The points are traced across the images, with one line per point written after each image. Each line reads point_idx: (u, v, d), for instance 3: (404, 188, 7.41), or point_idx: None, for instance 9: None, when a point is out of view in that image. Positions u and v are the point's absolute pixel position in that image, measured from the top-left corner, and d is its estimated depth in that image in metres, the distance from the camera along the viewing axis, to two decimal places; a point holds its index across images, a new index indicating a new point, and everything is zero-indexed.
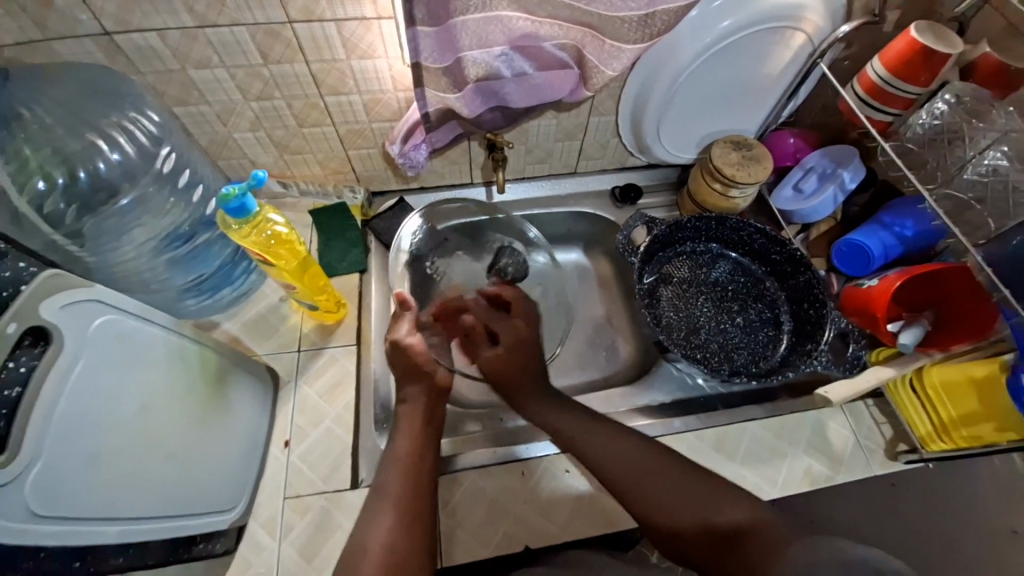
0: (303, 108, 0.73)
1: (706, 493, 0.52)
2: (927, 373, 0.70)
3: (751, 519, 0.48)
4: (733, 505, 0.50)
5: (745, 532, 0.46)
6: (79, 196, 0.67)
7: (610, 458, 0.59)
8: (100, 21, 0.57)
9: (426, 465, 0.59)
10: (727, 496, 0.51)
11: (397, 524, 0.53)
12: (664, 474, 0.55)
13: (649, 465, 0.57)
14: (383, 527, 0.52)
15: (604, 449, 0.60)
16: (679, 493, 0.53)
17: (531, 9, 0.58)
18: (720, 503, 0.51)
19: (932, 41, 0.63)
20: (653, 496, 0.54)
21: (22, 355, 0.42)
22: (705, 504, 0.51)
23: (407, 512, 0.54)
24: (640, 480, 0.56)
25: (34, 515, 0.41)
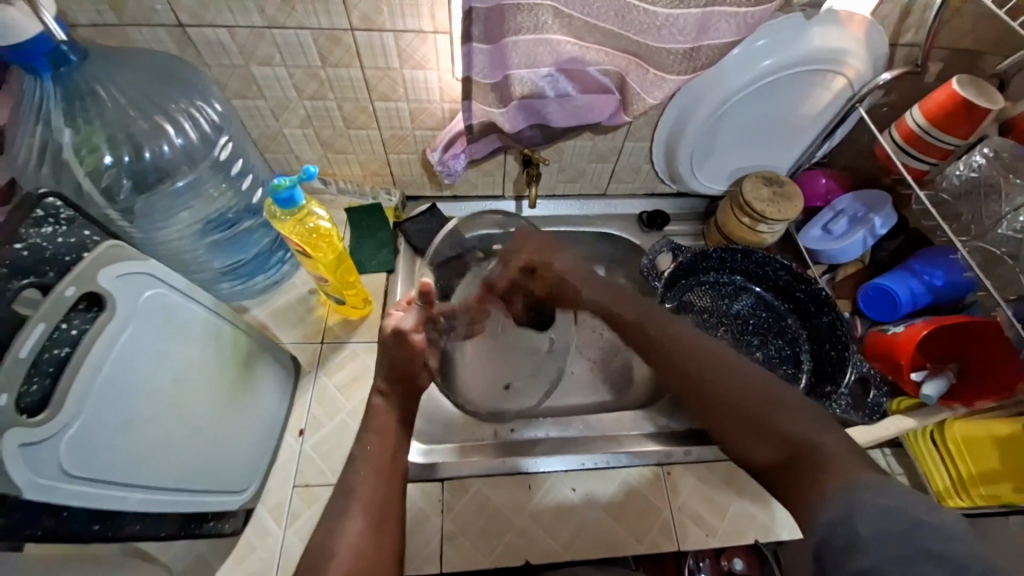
0: (352, 111, 0.76)
1: (774, 396, 0.48)
2: (950, 428, 0.70)
3: (817, 438, 0.43)
4: (793, 419, 0.46)
5: (810, 452, 0.43)
6: (141, 173, 0.69)
7: (669, 339, 0.58)
8: (175, 13, 0.61)
9: (399, 468, 0.58)
10: (789, 412, 0.46)
11: (366, 530, 0.51)
12: (731, 371, 0.51)
13: (718, 354, 0.54)
14: (353, 530, 0.51)
15: (653, 332, 0.60)
16: (740, 392, 0.50)
17: (579, 35, 0.61)
18: (783, 414, 0.46)
19: (974, 95, 0.64)
20: (713, 379, 0.52)
21: (75, 318, 0.44)
22: (767, 422, 0.47)
23: (377, 515, 0.53)
24: (703, 374, 0.53)
25: (65, 473, 0.42)
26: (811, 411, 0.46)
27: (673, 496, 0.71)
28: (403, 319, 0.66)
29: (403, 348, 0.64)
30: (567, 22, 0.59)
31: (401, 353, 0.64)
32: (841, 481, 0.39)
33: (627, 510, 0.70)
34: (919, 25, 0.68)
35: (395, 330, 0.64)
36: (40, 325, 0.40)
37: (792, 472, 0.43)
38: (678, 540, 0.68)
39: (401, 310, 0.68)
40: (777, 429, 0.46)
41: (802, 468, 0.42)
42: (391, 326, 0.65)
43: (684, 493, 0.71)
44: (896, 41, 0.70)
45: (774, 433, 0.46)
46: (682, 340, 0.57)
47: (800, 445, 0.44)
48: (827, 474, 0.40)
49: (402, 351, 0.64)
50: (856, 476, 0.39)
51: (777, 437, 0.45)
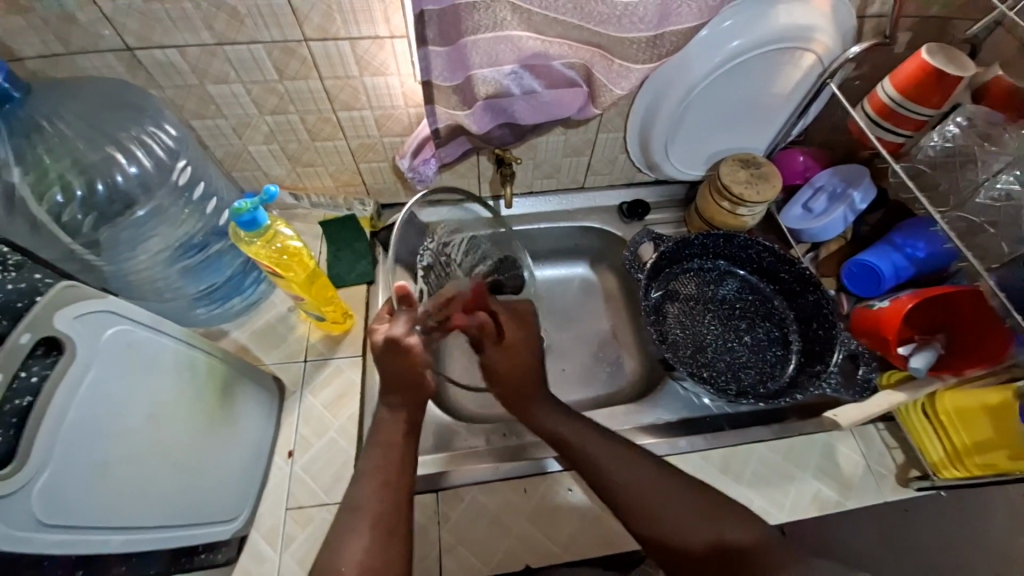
0: (316, 122, 0.74)
1: (704, 504, 0.53)
2: (940, 400, 0.69)
3: (749, 536, 0.49)
4: (727, 519, 0.51)
5: (741, 551, 0.48)
6: (97, 206, 0.68)
7: (613, 459, 0.58)
8: (122, 37, 0.59)
9: (404, 475, 0.57)
10: (717, 510, 0.52)
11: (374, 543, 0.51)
12: (657, 479, 0.56)
13: (649, 465, 0.57)
14: (358, 547, 0.50)
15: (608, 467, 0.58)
16: (684, 503, 0.53)
17: (541, 30, 0.59)
18: (715, 517, 0.51)
19: (944, 63, 0.62)
20: (656, 491, 0.55)
21: (33, 365, 0.42)
22: (711, 524, 0.51)
23: (383, 529, 0.52)
24: (643, 499, 0.55)
25: (40, 523, 0.41)
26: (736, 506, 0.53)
27: None
28: (392, 327, 0.61)
29: (400, 357, 0.60)
30: (526, 16, 0.57)
31: (396, 364, 0.60)
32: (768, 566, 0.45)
33: None
34: None
35: (385, 345, 0.60)
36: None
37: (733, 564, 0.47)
38: None
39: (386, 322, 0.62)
40: (704, 528, 0.51)
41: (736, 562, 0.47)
42: (382, 338, 0.61)
43: None
44: (863, 12, 0.69)
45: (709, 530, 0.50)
46: (638, 496, 0.55)
47: (738, 541, 0.49)
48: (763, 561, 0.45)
49: (398, 361, 0.60)
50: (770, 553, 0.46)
51: (708, 533, 0.50)
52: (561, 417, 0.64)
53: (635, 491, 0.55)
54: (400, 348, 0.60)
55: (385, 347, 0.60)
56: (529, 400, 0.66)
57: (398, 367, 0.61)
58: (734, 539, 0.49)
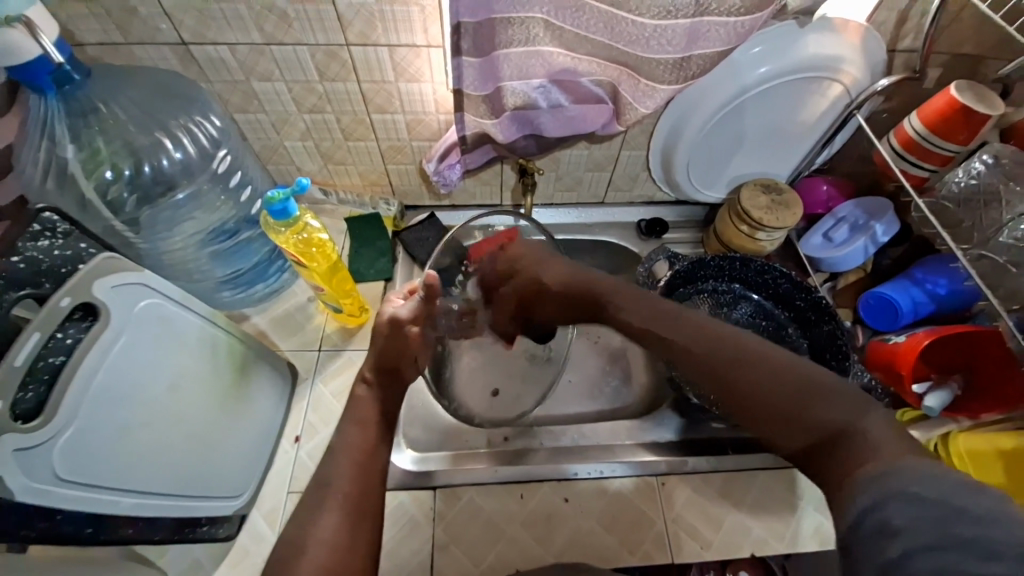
0: (350, 122, 0.77)
1: (801, 379, 0.42)
2: (953, 440, 0.66)
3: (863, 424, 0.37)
4: (827, 400, 0.40)
5: (850, 437, 0.37)
6: (142, 186, 0.72)
7: (688, 329, 0.50)
8: (178, 32, 0.63)
9: (377, 463, 0.53)
10: (818, 388, 0.41)
11: (342, 522, 0.47)
12: (750, 352, 0.46)
13: (725, 330, 0.48)
14: (327, 523, 0.46)
15: (688, 340, 0.49)
16: (771, 374, 0.43)
17: (571, 47, 0.61)
18: (790, 412, 0.41)
19: (972, 101, 0.63)
20: (733, 356, 0.46)
21: (70, 327, 0.45)
22: (804, 400, 0.41)
23: (354, 510, 0.48)
24: (729, 372, 0.45)
25: (58, 478, 0.44)
26: (865, 399, 0.40)
27: (667, 507, 0.70)
28: (400, 309, 0.63)
29: (397, 339, 0.61)
30: (558, 34, 0.60)
31: (396, 344, 0.61)
32: (881, 460, 0.34)
33: (621, 521, 0.69)
34: (917, 30, 0.67)
35: (389, 320, 0.62)
36: (35, 335, 0.42)
37: (829, 455, 0.37)
38: (671, 553, 0.67)
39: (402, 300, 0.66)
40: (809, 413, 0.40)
41: (840, 452, 0.37)
42: (387, 315, 0.63)
43: (679, 504, 0.70)
44: (894, 46, 0.70)
45: (802, 419, 0.40)
46: (727, 369, 0.46)
47: (833, 429, 0.38)
48: (866, 457, 0.35)
49: (394, 341, 0.61)
50: (889, 459, 0.34)
51: (813, 414, 0.40)
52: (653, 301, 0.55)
53: (711, 347, 0.48)
54: (401, 332, 0.62)
55: (387, 325, 0.62)
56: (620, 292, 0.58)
57: (395, 348, 0.61)
58: (838, 423, 0.38)
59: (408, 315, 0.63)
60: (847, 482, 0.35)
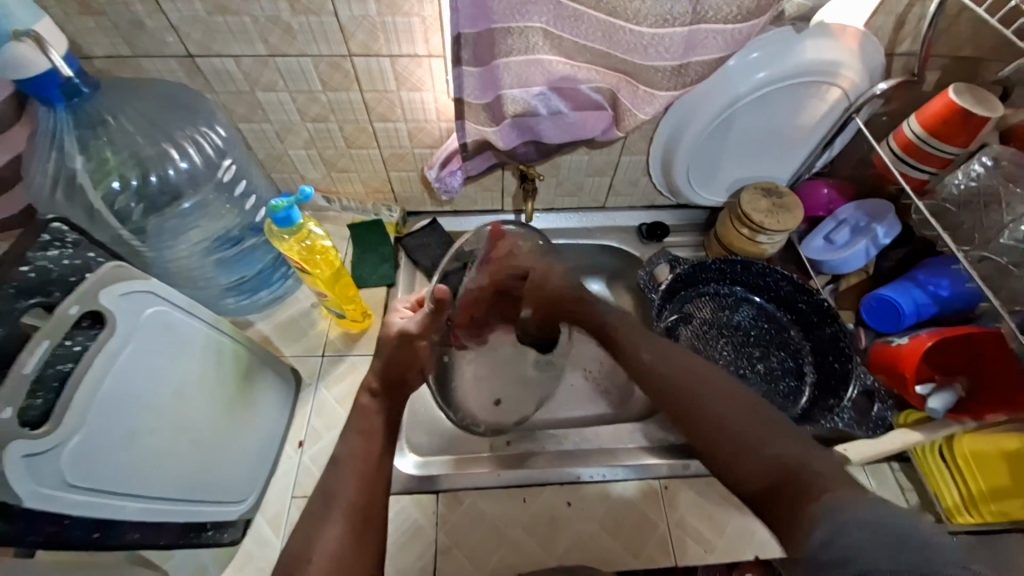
0: (353, 131, 0.78)
1: (761, 422, 0.49)
2: (958, 442, 0.68)
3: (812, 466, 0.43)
4: (783, 441, 0.47)
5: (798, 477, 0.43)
6: (149, 196, 0.73)
7: (677, 366, 0.58)
8: (185, 45, 0.64)
9: (383, 475, 0.57)
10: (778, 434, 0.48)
11: (346, 534, 0.50)
12: (727, 395, 0.53)
13: (713, 378, 0.55)
14: (332, 536, 0.50)
15: (677, 377, 0.57)
16: (738, 413, 0.51)
17: (570, 55, 0.62)
18: (754, 452, 0.47)
19: (970, 103, 0.63)
20: (712, 408, 0.52)
21: (78, 335, 0.46)
22: (761, 441, 0.47)
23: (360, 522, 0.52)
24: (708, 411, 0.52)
25: (66, 483, 0.44)
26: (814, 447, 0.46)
27: (670, 511, 0.70)
28: (408, 322, 0.68)
29: (404, 349, 0.66)
30: (557, 42, 0.60)
31: (406, 354, 0.66)
32: (829, 495, 0.40)
33: (623, 525, 0.69)
34: (915, 35, 0.68)
35: (398, 332, 0.67)
36: (45, 342, 0.42)
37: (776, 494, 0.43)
38: (674, 556, 0.67)
39: (410, 312, 0.71)
40: (763, 453, 0.46)
41: (786, 490, 0.42)
42: (396, 327, 0.68)
43: (682, 508, 0.70)
44: (892, 50, 0.70)
45: (760, 458, 0.46)
46: (701, 401, 0.53)
47: (789, 467, 0.44)
48: (816, 491, 0.41)
49: (403, 352, 0.66)
50: (844, 492, 0.40)
51: (766, 451, 0.46)
52: (651, 351, 0.61)
53: (693, 388, 0.55)
54: (409, 344, 0.66)
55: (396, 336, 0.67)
56: (627, 338, 0.64)
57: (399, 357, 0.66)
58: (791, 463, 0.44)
59: (415, 327, 0.67)
60: (799, 515, 0.40)
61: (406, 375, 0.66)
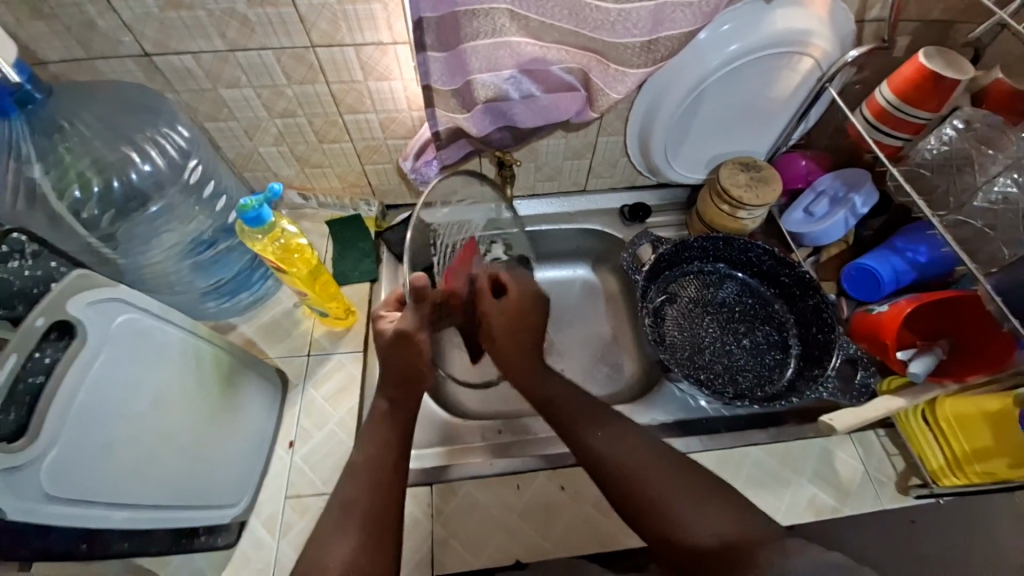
0: (323, 125, 0.77)
1: (714, 492, 0.52)
2: (941, 406, 0.69)
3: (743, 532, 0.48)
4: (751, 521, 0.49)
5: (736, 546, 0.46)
6: (114, 203, 0.72)
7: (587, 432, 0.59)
8: (140, 43, 0.62)
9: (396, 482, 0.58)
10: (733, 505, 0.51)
11: (362, 543, 0.52)
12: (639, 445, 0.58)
13: (620, 453, 0.57)
14: (344, 547, 0.52)
15: (592, 431, 0.59)
16: (692, 502, 0.51)
17: (538, 36, 0.61)
18: (710, 507, 0.51)
19: (941, 66, 0.63)
20: (673, 500, 0.52)
21: (47, 347, 0.45)
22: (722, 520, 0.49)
23: (370, 528, 0.54)
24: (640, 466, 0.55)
25: (47, 496, 0.44)
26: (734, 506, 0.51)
27: None
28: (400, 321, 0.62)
29: (407, 352, 0.61)
30: (524, 23, 0.59)
31: (408, 355, 0.62)
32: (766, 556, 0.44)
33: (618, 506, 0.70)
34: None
35: (395, 334, 0.60)
36: (13, 355, 0.42)
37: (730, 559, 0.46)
38: None
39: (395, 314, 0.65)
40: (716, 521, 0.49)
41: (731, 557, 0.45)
42: (387, 328, 0.62)
43: None
44: (863, 17, 0.69)
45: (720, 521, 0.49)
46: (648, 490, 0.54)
47: (734, 536, 0.48)
48: (759, 552, 0.44)
49: (405, 354, 0.62)
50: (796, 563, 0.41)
51: (709, 532, 0.49)
52: (612, 439, 0.59)
53: (612, 442, 0.58)
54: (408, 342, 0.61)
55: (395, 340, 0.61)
56: (572, 419, 0.62)
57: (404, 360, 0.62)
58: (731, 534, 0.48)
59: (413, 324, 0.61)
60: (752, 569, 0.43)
61: (418, 374, 0.63)
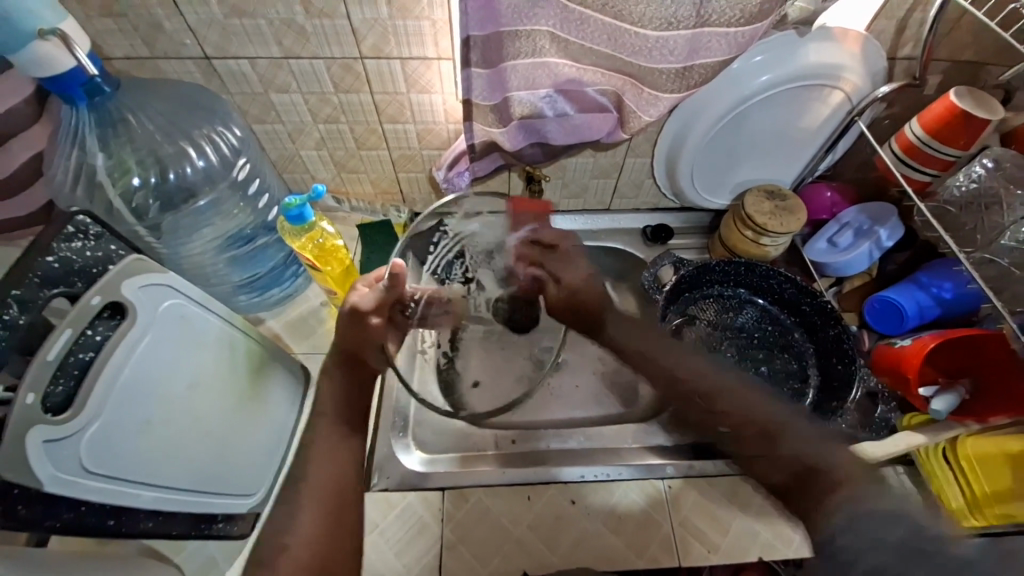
0: (363, 132, 0.80)
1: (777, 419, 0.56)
2: (962, 444, 0.67)
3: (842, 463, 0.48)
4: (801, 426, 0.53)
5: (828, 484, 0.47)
6: (167, 194, 0.75)
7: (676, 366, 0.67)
8: (202, 47, 0.66)
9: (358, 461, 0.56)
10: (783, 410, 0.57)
11: (322, 519, 0.50)
12: (722, 373, 0.64)
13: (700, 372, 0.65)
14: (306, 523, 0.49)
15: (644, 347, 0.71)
16: (756, 410, 0.58)
17: (576, 58, 0.63)
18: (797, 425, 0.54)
19: (971, 107, 0.64)
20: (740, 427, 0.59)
21: (99, 325, 0.47)
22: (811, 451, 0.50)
23: (333, 505, 0.51)
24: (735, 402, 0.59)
25: (84, 469, 0.46)
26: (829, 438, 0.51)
27: (674, 511, 0.70)
28: (363, 298, 0.64)
29: (359, 328, 0.64)
30: (564, 45, 0.62)
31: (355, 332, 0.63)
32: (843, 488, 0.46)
33: (630, 526, 0.69)
34: (915, 39, 0.69)
35: (351, 311, 0.63)
36: (66, 331, 0.44)
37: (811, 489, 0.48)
38: (679, 555, 0.68)
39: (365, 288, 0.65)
40: (787, 459, 0.51)
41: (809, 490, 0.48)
42: (349, 305, 0.64)
43: (685, 508, 0.71)
44: (894, 54, 0.71)
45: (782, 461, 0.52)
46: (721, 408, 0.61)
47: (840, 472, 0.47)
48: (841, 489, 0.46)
49: (353, 331, 0.63)
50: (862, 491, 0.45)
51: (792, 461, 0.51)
52: (692, 361, 0.66)
53: (695, 376, 0.65)
54: (361, 321, 0.63)
55: (350, 314, 0.63)
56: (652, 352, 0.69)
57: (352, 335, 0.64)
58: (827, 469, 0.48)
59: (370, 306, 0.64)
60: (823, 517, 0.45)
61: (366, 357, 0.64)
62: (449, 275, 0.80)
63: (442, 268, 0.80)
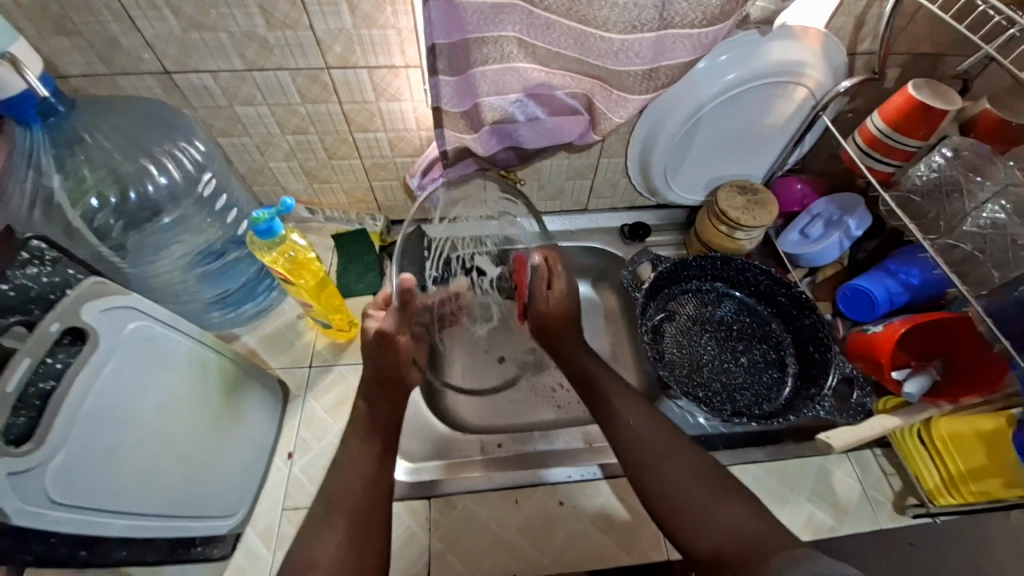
0: (334, 142, 0.79)
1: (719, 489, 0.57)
2: (935, 425, 0.70)
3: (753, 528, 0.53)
4: (732, 511, 0.55)
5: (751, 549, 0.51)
6: (128, 213, 0.73)
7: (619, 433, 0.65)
8: (161, 62, 0.65)
9: (382, 480, 0.62)
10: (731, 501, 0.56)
11: (346, 540, 0.56)
12: (671, 446, 0.63)
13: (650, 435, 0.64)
14: (332, 541, 0.55)
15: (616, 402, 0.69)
16: (698, 486, 0.58)
17: (545, 62, 0.63)
18: (730, 506, 0.56)
19: (928, 98, 0.66)
20: (693, 493, 0.58)
21: (60, 352, 0.46)
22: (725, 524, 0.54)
23: (359, 526, 0.57)
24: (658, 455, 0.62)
25: (52, 501, 0.44)
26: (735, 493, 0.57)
27: None
28: (384, 322, 0.66)
29: (388, 351, 0.66)
30: (531, 50, 0.61)
31: (386, 355, 0.66)
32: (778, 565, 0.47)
33: (618, 524, 0.70)
34: (874, 33, 0.70)
35: (377, 335, 0.65)
36: (25, 360, 0.42)
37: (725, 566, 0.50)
38: (667, 550, 0.68)
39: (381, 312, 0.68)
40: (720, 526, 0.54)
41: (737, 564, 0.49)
42: (373, 328, 0.66)
43: None
44: (854, 49, 0.73)
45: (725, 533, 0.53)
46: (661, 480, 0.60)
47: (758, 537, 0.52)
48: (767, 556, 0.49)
49: (384, 354, 0.66)
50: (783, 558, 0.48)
51: (709, 538, 0.54)
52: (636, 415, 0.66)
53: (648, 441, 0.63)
54: (392, 343, 0.66)
55: (376, 338, 0.66)
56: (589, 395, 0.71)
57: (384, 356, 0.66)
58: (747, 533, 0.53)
59: (393, 326, 0.66)
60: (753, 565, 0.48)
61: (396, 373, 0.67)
62: (449, 273, 0.79)
63: (439, 268, 0.78)
